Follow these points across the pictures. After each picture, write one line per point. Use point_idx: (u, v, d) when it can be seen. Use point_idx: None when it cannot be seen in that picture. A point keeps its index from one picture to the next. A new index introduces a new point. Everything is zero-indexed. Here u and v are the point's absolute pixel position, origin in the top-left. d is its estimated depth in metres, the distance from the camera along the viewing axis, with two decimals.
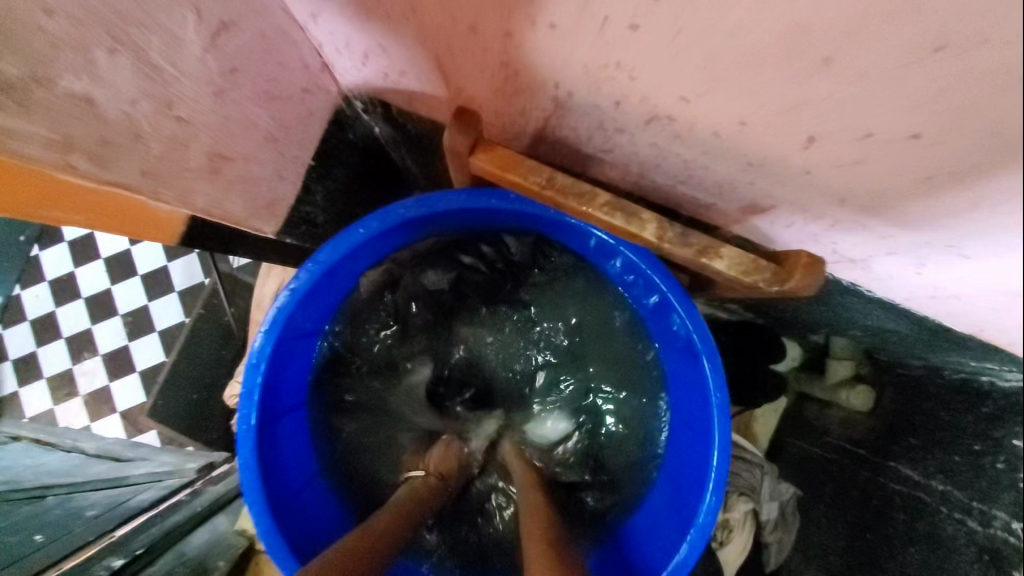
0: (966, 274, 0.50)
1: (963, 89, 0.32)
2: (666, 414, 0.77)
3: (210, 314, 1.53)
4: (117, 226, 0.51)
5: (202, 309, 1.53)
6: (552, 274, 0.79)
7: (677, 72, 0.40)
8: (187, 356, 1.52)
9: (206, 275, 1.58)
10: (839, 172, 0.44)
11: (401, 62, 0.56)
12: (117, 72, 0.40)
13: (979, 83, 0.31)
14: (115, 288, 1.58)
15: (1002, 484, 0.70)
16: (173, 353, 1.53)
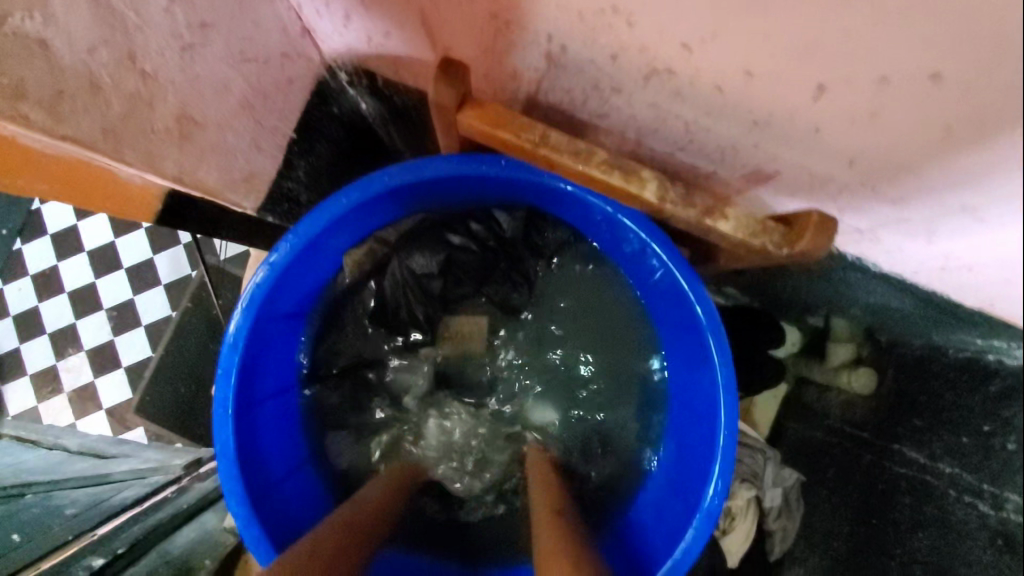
0: (979, 241, 0.48)
1: (986, 19, 0.30)
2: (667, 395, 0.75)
3: (198, 308, 1.47)
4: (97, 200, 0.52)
5: (190, 302, 1.48)
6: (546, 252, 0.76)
7: (675, 16, 0.37)
8: (175, 350, 1.47)
9: (194, 269, 1.54)
10: (849, 127, 0.42)
11: (384, 22, 0.53)
12: (72, 15, 0.37)
13: (1002, 11, 0.29)
14: (98, 282, 1.55)
15: (1015, 466, 0.68)
16: (160, 346, 1.49)
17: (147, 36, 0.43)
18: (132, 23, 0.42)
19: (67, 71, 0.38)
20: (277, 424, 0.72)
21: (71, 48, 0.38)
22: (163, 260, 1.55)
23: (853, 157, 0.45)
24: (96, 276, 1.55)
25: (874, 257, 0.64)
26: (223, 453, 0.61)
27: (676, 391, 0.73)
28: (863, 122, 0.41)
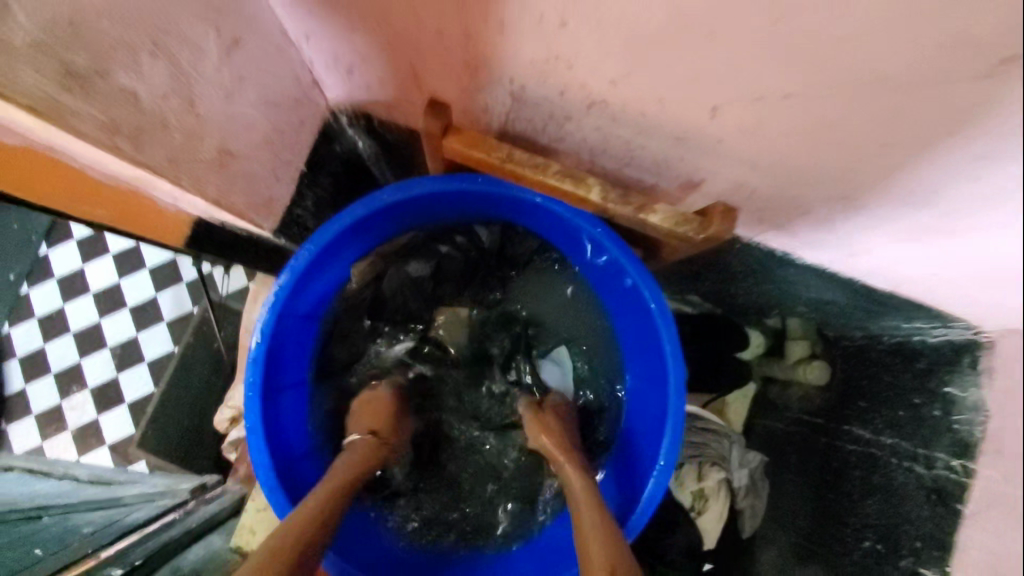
0: (867, 224, 0.60)
1: (849, 53, 0.40)
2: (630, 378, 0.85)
3: (201, 341, 1.53)
4: (136, 218, 0.62)
5: (191, 337, 1.54)
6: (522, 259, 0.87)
7: (606, 58, 0.49)
8: (176, 383, 1.52)
9: (195, 305, 1.60)
10: (747, 138, 0.54)
11: (378, 71, 0.65)
12: (155, 74, 0.46)
13: (852, 46, 0.40)
14: (104, 321, 1.61)
15: (939, 429, 0.78)
16: (161, 382, 1.54)
17: (206, 86, 0.52)
18: (198, 76, 0.50)
19: (146, 113, 0.46)
20: (294, 413, 0.81)
21: (150, 94, 0.46)
22: (166, 298, 1.61)
23: (755, 162, 0.57)
24: (100, 316, 1.61)
25: (801, 250, 0.75)
26: (252, 433, 0.69)
27: (635, 373, 0.83)
28: (749, 131, 0.52)
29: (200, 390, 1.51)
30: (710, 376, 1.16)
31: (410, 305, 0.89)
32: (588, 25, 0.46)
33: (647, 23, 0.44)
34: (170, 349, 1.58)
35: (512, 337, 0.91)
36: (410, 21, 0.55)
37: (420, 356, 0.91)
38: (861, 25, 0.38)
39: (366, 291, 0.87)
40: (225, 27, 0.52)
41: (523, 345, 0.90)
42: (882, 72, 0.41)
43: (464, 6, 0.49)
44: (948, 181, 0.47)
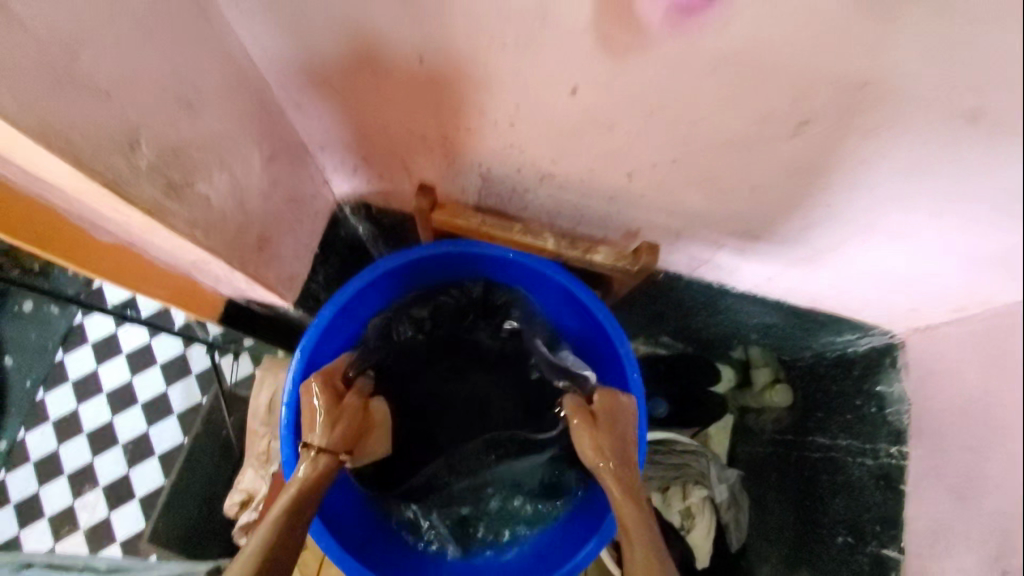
0: (770, 247, 0.76)
1: (713, 140, 0.58)
2: None
3: (208, 431, 1.48)
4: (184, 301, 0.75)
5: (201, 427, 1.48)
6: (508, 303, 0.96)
7: (550, 145, 0.66)
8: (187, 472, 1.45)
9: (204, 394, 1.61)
10: (661, 196, 0.70)
11: (377, 169, 0.82)
12: (220, 183, 0.62)
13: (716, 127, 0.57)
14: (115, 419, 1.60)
15: (878, 422, 0.90)
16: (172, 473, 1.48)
17: (252, 189, 0.68)
18: (243, 183, 0.66)
19: (215, 211, 0.62)
20: None
21: (218, 196, 0.62)
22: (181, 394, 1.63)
23: (672, 211, 0.73)
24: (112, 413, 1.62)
25: (733, 279, 0.90)
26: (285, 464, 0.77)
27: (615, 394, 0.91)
28: (658, 188, 0.69)
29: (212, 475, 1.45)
30: (693, 412, 1.25)
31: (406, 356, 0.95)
32: (531, 123, 0.63)
33: (575, 123, 0.61)
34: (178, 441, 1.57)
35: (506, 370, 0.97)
36: (401, 132, 0.72)
37: (422, 399, 0.95)
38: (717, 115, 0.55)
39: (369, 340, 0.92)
40: (264, 147, 0.69)
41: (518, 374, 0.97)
42: (739, 150, 0.58)
43: (443, 119, 0.67)
44: (817, 210, 0.64)
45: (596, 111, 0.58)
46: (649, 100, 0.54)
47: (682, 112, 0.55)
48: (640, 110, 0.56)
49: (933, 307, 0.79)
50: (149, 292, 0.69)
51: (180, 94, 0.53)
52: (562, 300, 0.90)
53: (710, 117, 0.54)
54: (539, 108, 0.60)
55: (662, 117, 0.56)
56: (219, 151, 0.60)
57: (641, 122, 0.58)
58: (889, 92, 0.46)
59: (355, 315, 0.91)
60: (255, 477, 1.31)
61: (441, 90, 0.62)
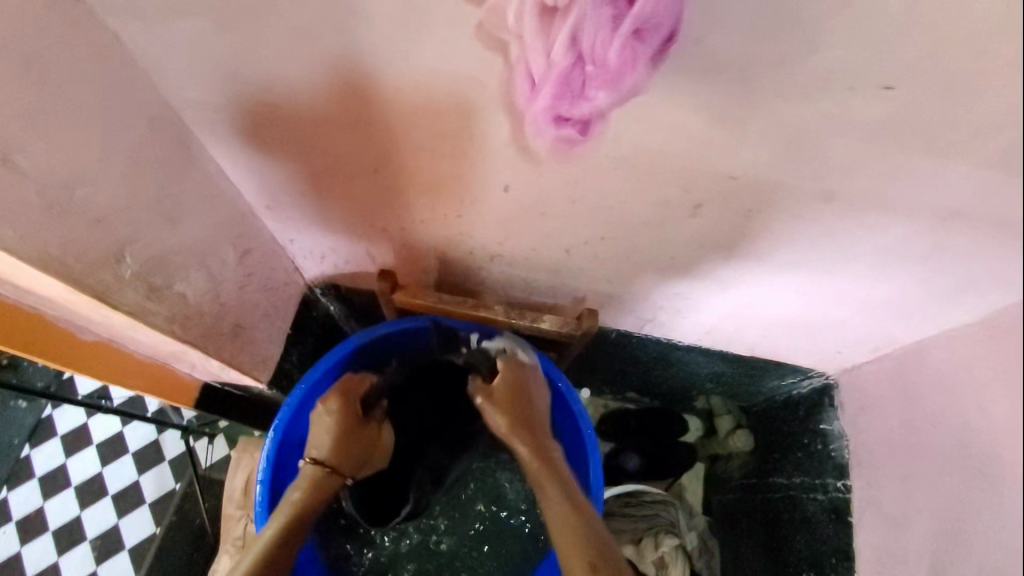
0: (703, 305, 0.84)
1: (632, 223, 0.65)
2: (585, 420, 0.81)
3: (184, 521, 1.19)
4: (150, 387, 0.76)
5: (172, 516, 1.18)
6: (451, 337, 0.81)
7: (500, 231, 0.72)
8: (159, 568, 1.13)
9: (181, 481, 1.22)
10: (595, 266, 0.77)
11: (344, 256, 0.86)
12: (199, 282, 0.64)
13: (634, 220, 0.64)
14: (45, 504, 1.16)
15: (824, 458, 0.98)
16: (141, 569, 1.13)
17: (229, 283, 0.71)
18: (222, 278, 0.69)
19: (192, 305, 0.64)
20: None
21: (197, 294, 0.64)
22: (144, 477, 1.21)
23: (607, 278, 0.80)
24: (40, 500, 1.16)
25: (677, 334, 0.95)
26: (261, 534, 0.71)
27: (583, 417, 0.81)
28: (594, 261, 0.75)
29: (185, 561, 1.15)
30: (662, 463, 1.35)
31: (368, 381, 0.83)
32: (476, 215, 0.69)
33: (517, 217, 0.68)
34: (154, 530, 1.17)
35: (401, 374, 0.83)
36: (362, 225, 0.76)
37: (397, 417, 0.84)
38: (637, 210, 0.62)
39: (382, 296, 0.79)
40: (240, 244, 0.72)
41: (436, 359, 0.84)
42: (656, 227, 0.65)
43: (397, 214, 0.72)
44: (730, 267, 0.71)
45: (534, 209, 0.65)
46: (569, 195, 0.62)
47: (604, 203, 0.62)
48: (566, 202, 0.63)
49: (855, 349, 0.88)
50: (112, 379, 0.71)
51: (162, 204, 0.57)
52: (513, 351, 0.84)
53: (629, 207, 0.62)
54: (480, 204, 0.67)
55: (585, 207, 0.63)
56: (199, 253, 0.63)
57: (568, 213, 0.65)
58: (755, 182, 0.54)
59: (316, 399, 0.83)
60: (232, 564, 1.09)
61: (392, 191, 0.68)
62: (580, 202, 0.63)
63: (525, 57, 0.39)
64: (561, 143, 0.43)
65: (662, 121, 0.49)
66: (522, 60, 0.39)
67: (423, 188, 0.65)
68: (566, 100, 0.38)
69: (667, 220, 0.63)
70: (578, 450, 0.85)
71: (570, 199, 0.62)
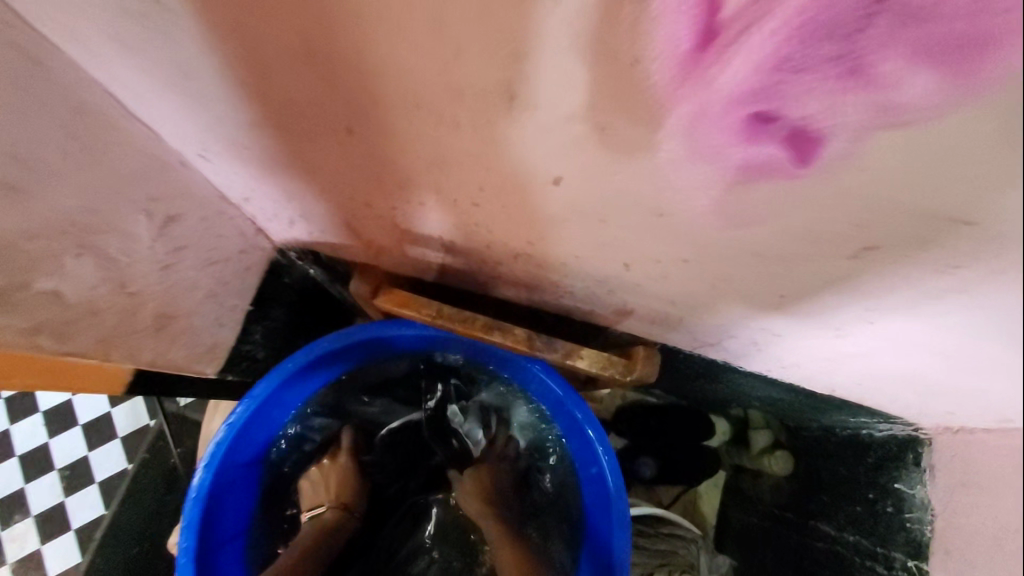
0: (792, 345, 0.62)
1: (737, 250, 0.42)
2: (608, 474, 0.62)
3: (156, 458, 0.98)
4: None
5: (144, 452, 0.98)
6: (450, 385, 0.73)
7: (523, 228, 0.49)
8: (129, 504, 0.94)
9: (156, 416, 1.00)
10: (660, 285, 0.54)
11: (320, 225, 0.63)
12: (82, 270, 0.44)
13: (744, 248, 0.41)
14: None
15: (894, 526, 0.80)
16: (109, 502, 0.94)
17: (140, 266, 0.50)
18: (129, 260, 0.49)
19: (73, 307, 0.44)
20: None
21: (78, 291, 0.44)
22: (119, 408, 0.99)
23: (674, 300, 0.58)
24: None
25: (741, 361, 0.74)
26: None
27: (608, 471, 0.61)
28: (661, 281, 0.53)
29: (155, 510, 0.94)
30: (683, 468, 1.18)
31: (350, 417, 0.73)
32: (500, 206, 0.46)
33: (560, 219, 0.45)
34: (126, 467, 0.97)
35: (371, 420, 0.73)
36: (338, 196, 0.54)
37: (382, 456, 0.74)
38: (755, 238, 0.40)
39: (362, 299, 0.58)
40: (159, 208, 0.50)
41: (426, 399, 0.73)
42: (773, 258, 0.42)
43: (384, 189, 0.49)
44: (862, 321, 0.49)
45: (592, 214, 0.43)
46: (653, 203, 0.39)
47: (701, 221, 0.39)
48: (642, 210, 0.40)
49: (973, 416, 0.65)
50: None
51: None
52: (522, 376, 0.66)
53: (742, 232, 0.39)
54: (511, 197, 0.44)
55: (671, 222, 0.41)
56: (74, 231, 0.42)
57: (644, 224, 0.42)
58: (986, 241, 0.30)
59: (269, 419, 0.65)
60: None
61: (377, 160, 0.44)
62: (665, 214, 0.39)
63: (655, 68, 0.27)
64: (753, 162, 0.31)
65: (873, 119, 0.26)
66: (651, 72, 0.28)
67: (423, 162, 0.42)
68: (808, 77, 0.25)
69: (794, 256, 0.40)
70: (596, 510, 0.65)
71: (649, 206, 0.39)
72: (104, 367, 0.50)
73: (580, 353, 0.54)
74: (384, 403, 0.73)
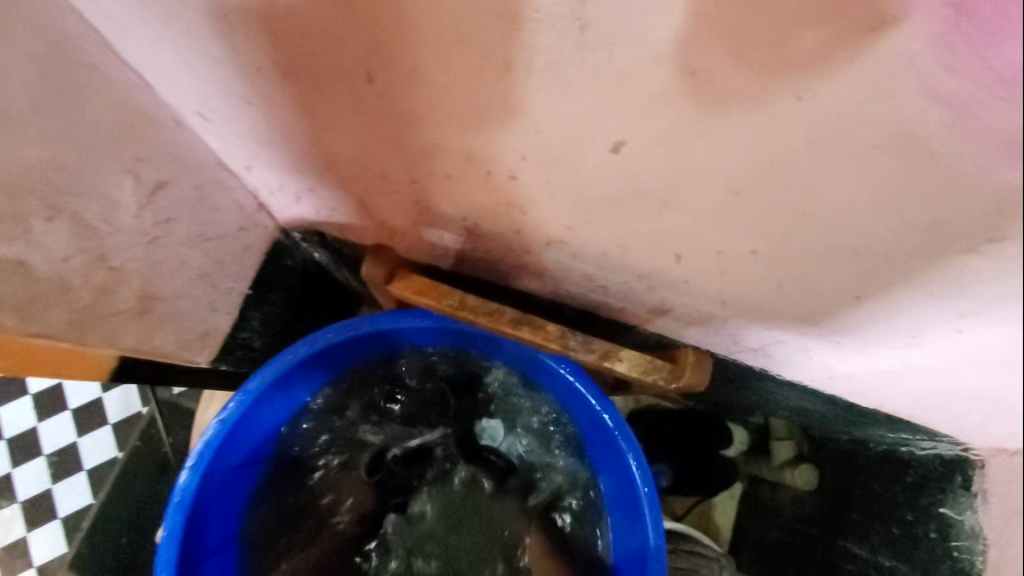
0: (847, 354, 0.56)
1: (818, 240, 0.36)
2: (643, 486, 0.53)
3: (145, 450, 0.90)
4: None
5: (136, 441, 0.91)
6: (471, 393, 0.66)
7: (561, 209, 0.43)
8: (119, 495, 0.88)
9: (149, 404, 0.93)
10: (711, 282, 0.48)
11: (328, 201, 0.57)
12: (52, 237, 0.38)
13: (831, 238, 0.35)
14: None
15: (937, 553, 0.75)
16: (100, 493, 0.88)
17: (123, 236, 0.44)
18: (109, 229, 0.42)
19: (43, 281, 0.38)
20: None
21: (48, 262, 0.38)
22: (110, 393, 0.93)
23: (723, 300, 0.51)
24: None
25: (782, 368, 0.68)
26: None
27: (647, 488, 0.53)
28: (714, 277, 0.47)
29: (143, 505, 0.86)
30: (700, 479, 1.12)
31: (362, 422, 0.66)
32: (541, 180, 0.39)
33: (609, 200, 0.39)
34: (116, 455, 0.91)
35: (376, 424, 0.66)
36: (351, 166, 0.48)
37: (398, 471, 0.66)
38: (847, 224, 0.33)
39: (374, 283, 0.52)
40: (146, 172, 0.44)
41: (449, 407, 0.67)
42: (862, 252, 0.35)
43: (407, 156, 0.43)
44: (950, 340, 0.42)
45: (651, 193, 0.36)
46: (733, 176, 0.32)
47: (784, 200, 0.33)
48: (714, 183, 0.33)
49: None
50: None
51: None
52: (550, 380, 0.57)
53: (829, 218, 0.33)
54: (558, 165, 0.37)
55: (748, 202, 0.34)
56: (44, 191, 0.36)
57: (713, 206, 0.36)
58: None
59: (265, 420, 0.58)
60: None
61: (401, 118, 0.38)
62: (743, 189, 0.33)
63: None
64: None
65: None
66: None
67: (456, 119, 0.36)
68: None
69: (891, 252, 0.34)
70: (632, 535, 0.56)
71: (726, 179, 0.33)
72: (88, 354, 0.44)
73: (619, 355, 0.47)
74: (400, 410, 0.66)
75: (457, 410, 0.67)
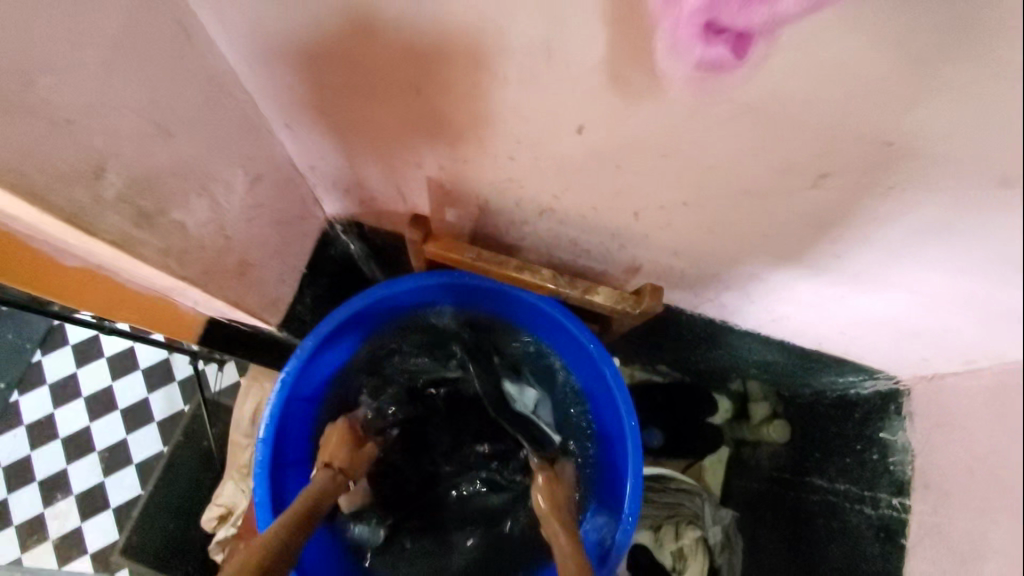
0: (777, 294, 0.72)
1: (722, 188, 0.52)
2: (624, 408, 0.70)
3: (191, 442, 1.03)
4: (147, 318, 0.66)
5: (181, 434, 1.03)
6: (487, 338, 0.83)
7: (549, 181, 0.60)
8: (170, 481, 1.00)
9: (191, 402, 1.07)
10: (664, 234, 0.65)
11: (371, 192, 0.74)
12: (199, 208, 0.55)
13: (729, 185, 0.52)
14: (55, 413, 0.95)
15: (880, 471, 0.87)
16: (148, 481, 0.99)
17: (234, 213, 0.61)
18: (228, 207, 0.59)
19: (191, 239, 0.55)
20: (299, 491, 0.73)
21: (195, 225, 0.55)
22: (155, 395, 1.07)
23: (675, 250, 0.68)
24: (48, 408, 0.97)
25: (737, 318, 0.84)
26: (259, 504, 0.65)
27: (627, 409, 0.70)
28: (665, 229, 0.63)
29: (187, 490, 1.01)
30: (688, 447, 1.23)
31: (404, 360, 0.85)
32: (533, 159, 0.56)
33: (581, 170, 0.56)
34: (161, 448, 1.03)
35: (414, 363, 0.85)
36: (394, 159, 0.65)
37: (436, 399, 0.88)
38: (736, 172, 0.50)
39: (412, 246, 0.69)
40: (250, 168, 0.61)
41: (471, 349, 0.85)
42: (754, 193, 0.52)
43: (437, 148, 0.60)
44: (833, 258, 0.59)
45: (608, 161, 0.53)
46: (658, 144, 0.49)
47: (693, 159, 0.50)
48: (647, 150, 0.50)
49: (945, 361, 0.73)
50: (98, 306, 0.59)
51: (151, 117, 0.46)
52: (549, 321, 0.74)
53: (725, 169, 0.50)
54: (543, 146, 0.54)
55: (672, 163, 0.51)
56: (198, 175, 0.53)
57: (650, 166, 0.52)
58: (912, 153, 0.41)
59: (325, 359, 0.75)
60: (236, 491, 1.00)
61: (435, 118, 0.55)
62: (666, 153, 0.50)
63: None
64: (705, 65, 0.37)
65: (828, 50, 0.36)
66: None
67: (472, 117, 0.53)
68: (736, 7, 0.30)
69: (770, 188, 0.51)
70: (616, 439, 0.75)
71: (653, 147, 0.50)
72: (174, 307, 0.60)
73: (596, 290, 0.65)
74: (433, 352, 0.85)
75: (476, 351, 0.85)
